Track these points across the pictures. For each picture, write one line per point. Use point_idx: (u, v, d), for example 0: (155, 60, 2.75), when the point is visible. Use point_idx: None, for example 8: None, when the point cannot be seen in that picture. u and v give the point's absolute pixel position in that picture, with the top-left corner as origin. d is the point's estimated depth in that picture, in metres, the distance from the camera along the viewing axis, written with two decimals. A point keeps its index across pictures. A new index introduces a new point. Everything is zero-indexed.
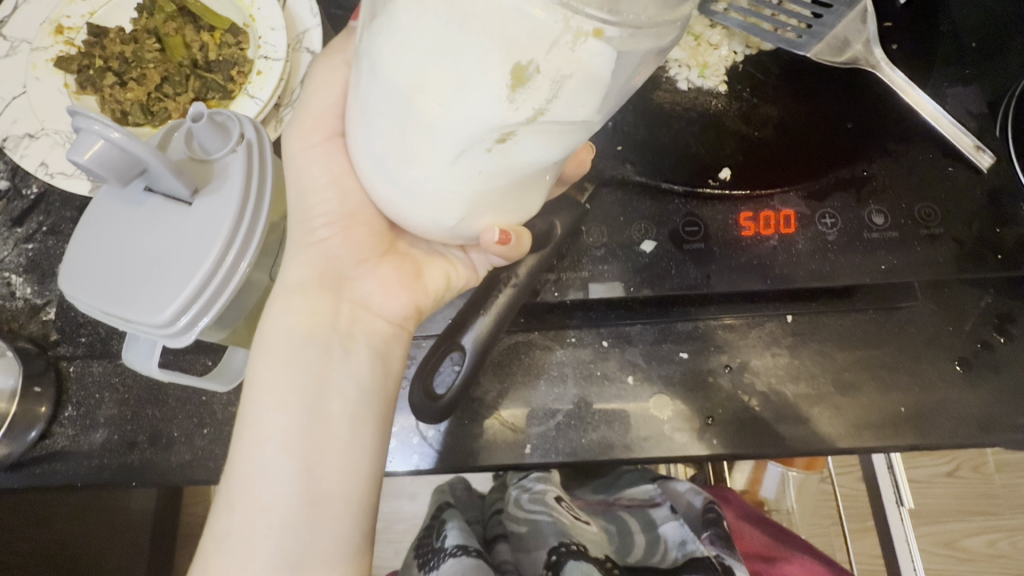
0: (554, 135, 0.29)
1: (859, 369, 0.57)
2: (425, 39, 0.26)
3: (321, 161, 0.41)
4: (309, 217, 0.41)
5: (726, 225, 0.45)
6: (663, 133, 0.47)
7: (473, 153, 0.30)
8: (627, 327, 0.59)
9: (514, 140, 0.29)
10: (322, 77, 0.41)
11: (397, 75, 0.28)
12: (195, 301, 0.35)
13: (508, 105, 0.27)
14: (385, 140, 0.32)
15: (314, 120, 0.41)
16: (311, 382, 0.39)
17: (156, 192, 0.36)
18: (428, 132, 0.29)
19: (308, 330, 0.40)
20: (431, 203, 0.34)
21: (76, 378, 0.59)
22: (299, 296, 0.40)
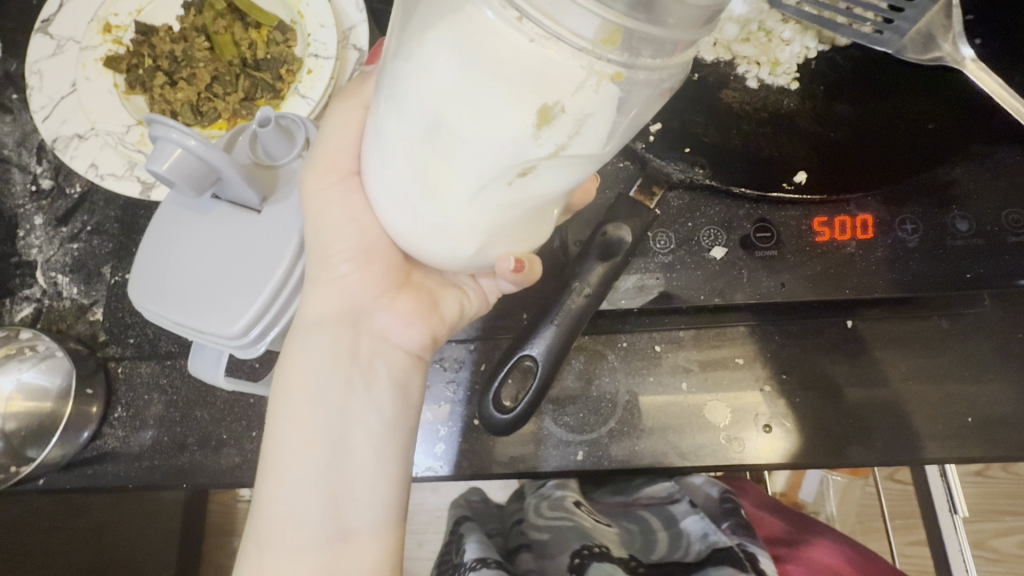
0: (572, 168, 0.28)
1: (923, 375, 0.55)
2: (445, 78, 0.25)
3: (343, 204, 0.34)
4: (323, 252, 0.35)
5: (800, 230, 0.44)
6: (734, 134, 0.45)
7: (491, 188, 0.28)
8: (679, 331, 0.57)
9: (532, 173, 0.28)
10: (335, 119, 0.35)
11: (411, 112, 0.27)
12: (265, 312, 0.35)
13: (532, 141, 0.25)
14: (397, 174, 0.30)
15: (325, 155, 0.35)
16: (333, 418, 0.35)
17: (223, 200, 0.35)
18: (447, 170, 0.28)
19: (327, 366, 0.36)
20: (444, 238, 0.32)
21: (126, 379, 0.59)
22: (317, 331, 0.36)
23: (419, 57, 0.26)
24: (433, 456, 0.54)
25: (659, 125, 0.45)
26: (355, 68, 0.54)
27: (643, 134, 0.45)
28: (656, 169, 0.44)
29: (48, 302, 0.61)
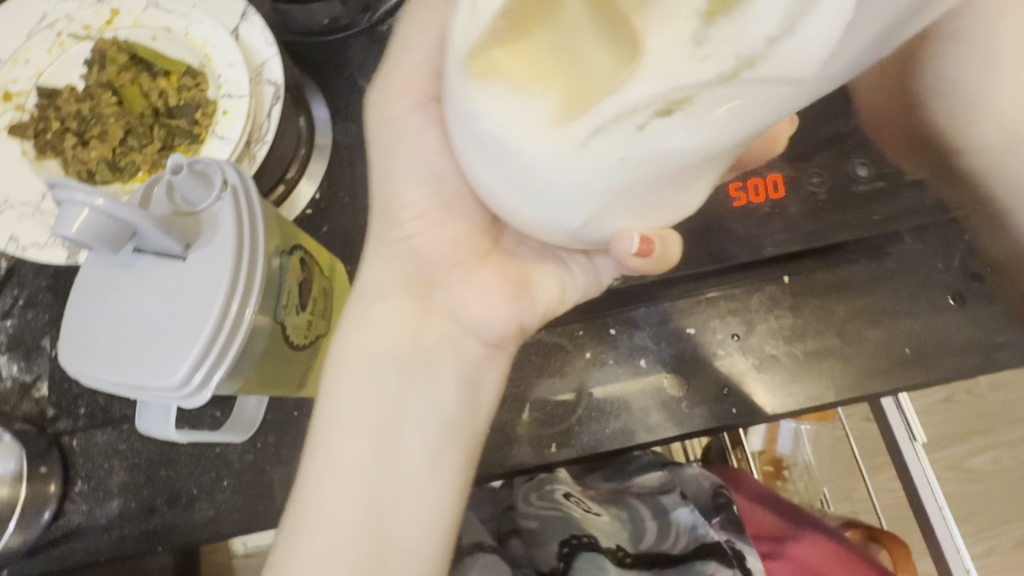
0: (751, 110, 0.23)
1: (860, 317, 0.58)
2: None
3: (410, 142, 0.41)
4: (396, 209, 0.43)
5: (719, 199, 0.46)
6: None
7: (620, 128, 0.24)
8: (631, 311, 0.59)
9: (687, 111, 0.23)
10: (412, 39, 0.41)
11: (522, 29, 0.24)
12: (204, 358, 0.34)
13: (695, 52, 0.21)
14: (489, 107, 0.26)
15: (408, 92, 0.41)
16: (390, 407, 0.41)
17: (147, 251, 0.35)
18: (560, 102, 0.25)
19: (393, 349, 0.42)
20: (546, 199, 0.28)
21: (82, 451, 0.57)
22: (383, 303, 0.43)
23: None
24: None
25: None
26: (273, 101, 0.53)
27: None
28: None
29: None
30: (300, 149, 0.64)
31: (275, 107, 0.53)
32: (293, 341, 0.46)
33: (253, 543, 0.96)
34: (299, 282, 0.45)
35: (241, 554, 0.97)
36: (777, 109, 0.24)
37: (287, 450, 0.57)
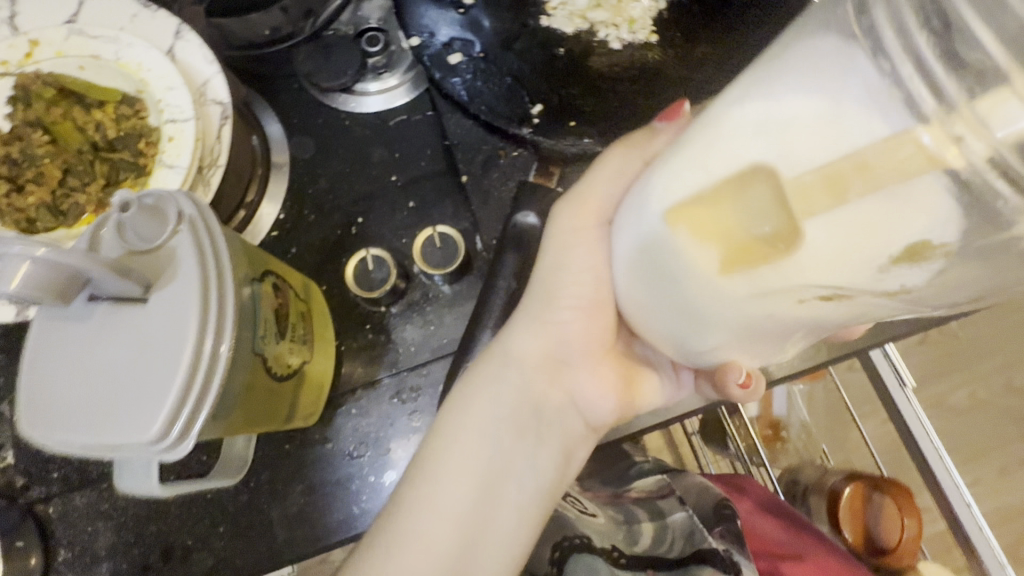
0: (855, 296, 0.28)
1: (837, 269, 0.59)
2: (749, 168, 0.25)
3: (587, 249, 0.39)
4: (554, 292, 0.40)
5: None
6: (612, 98, 0.46)
7: (771, 295, 0.28)
8: None
9: (807, 300, 0.28)
10: (613, 160, 0.38)
11: (702, 182, 0.26)
12: (181, 407, 0.32)
13: (836, 268, 0.25)
14: (660, 244, 0.29)
15: (594, 207, 0.39)
16: (499, 461, 0.39)
17: (103, 298, 0.32)
18: (721, 262, 0.27)
19: (513, 411, 0.40)
20: (681, 322, 0.32)
21: (60, 518, 0.53)
22: (518, 368, 0.41)
23: (725, 148, 0.26)
24: None
25: (541, 106, 0.46)
26: (222, 122, 0.51)
27: (528, 118, 0.45)
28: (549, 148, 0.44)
29: None
30: (257, 169, 0.61)
31: (225, 128, 0.51)
32: (275, 371, 0.44)
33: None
34: (273, 309, 0.43)
35: None
36: (875, 304, 0.29)
37: (283, 485, 0.55)
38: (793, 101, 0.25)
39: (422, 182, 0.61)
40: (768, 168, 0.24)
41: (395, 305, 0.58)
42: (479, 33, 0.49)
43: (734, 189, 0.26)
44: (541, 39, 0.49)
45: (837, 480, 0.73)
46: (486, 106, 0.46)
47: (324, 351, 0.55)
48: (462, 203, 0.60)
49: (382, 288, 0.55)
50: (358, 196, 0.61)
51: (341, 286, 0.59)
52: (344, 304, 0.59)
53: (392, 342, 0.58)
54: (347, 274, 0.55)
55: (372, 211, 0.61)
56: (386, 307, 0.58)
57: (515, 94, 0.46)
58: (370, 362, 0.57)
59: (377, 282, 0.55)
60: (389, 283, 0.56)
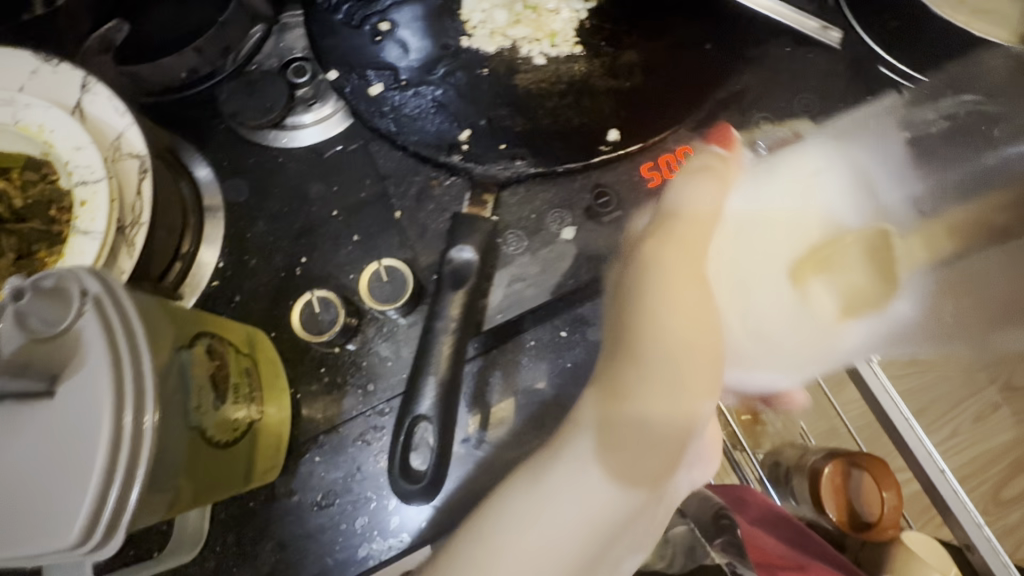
0: (866, 351, 0.39)
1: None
2: (843, 251, 0.35)
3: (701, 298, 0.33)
4: (692, 349, 0.32)
5: (634, 183, 0.46)
6: (542, 115, 0.45)
7: (847, 344, 0.36)
8: None
9: (856, 351, 0.38)
10: (691, 187, 0.36)
11: (813, 243, 0.35)
12: (104, 502, 0.29)
13: (888, 325, 0.37)
14: (781, 294, 0.34)
15: (700, 236, 0.34)
16: (599, 556, 0.32)
17: (5, 397, 0.30)
18: (838, 313, 0.35)
19: (634, 503, 0.32)
20: (783, 372, 0.36)
21: None
22: (641, 449, 0.32)
23: (808, 233, 0.35)
24: (386, 533, 0.52)
25: (469, 131, 0.44)
26: (141, 176, 0.49)
27: (458, 146, 0.44)
28: (481, 174, 0.43)
29: None
30: (189, 218, 0.58)
31: (144, 183, 0.48)
32: (217, 440, 0.41)
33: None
34: (208, 376, 0.40)
35: None
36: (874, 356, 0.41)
37: (251, 543, 0.53)
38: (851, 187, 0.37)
39: (364, 213, 0.59)
40: (872, 233, 0.35)
41: (350, 343, 0.56)
42: (400, 61, 0.47)
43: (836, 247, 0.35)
44: (465, 59, 0.47)
45: (816, 458, 0.70)
46: (413, 136, 0.44)
47: (280, 401, 0.52)
48: (408, 230, 0.58)
49: (332, 330, 0.53)
50: (300, 234, 0.59)
51: (290, 330, 0.57)
52: (296, 349, 0.56)
53: (349, 384, 0.55)
54: (295, 321, 0.54)
55: (318, 248, 0.59)
56: (339, 347, 0.56)
57: (442, 120, 0.45)
58: (328, 406, 0.55)
59: (327, 325, 0.54)
60: (339, 323, 0.54)
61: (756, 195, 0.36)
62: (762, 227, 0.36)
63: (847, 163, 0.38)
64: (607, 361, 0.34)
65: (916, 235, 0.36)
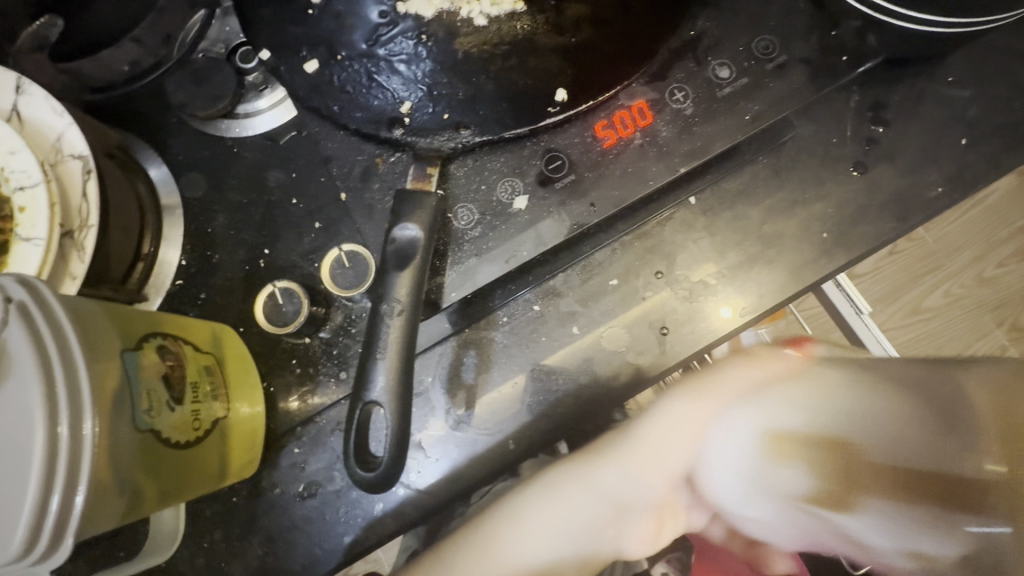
0: (900, 555, 0.36)
1: (770, 195, 0.53)
2: (796, 454, 0.40)
3: (687, 435, 0.48)
4: (665, 459, 0.49)
5: (587, 144, 0.51)
6: (484, 83, 0.43)
7: (842, 524, 0.38)
8: (551, 280, 0.53)
9: (858, 526, 0.37)
10: (738, 367, 0.48)
11: (812, 427, 0.40)
12: (43, 512, 0.29)
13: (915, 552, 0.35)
14: (738, 445, 0.44)
15: (701, 395, 0.48)
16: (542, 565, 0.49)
17: None
18: (801, 484, 0.40)
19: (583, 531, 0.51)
20: (738, 497, 0.45)
21: None
22: (591, 500, 0.50)
23: (796, 408, 0.42)
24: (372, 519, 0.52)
25: (408, 104, 0.44)
26: (84, 178, 0.47)
27: (398, 120, 0.44)
28: (422, 149, 0.44)
29: None
30: (146, 217, 0.57)
31: (88, 185, 0.47)
32: (177, 438, 0.41)
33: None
34: (157, 377, 0.39)
35: None
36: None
37: (240, 538, 0.53)
38: (891, 408, 0.38)
39: (325, 197, 0.58)
40: (851, 442, 0.39)
41: (321, 332, 0.55)
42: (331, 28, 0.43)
43: (821, 445, 0.40)
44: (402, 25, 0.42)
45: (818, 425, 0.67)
46: None
47: (252, 398, 0.51)
48: (369, 212, 0.56)
49: (295, 321, 0.53)
50: (263, 226, 0.58)
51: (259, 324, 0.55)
52: (265, 343, 0.55)
53: (323, 374, 0.54)
54: (257, 312, 0.54)
55: (281, 239, 0.57)
56: (309, 337, 0.55)
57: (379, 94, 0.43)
58: (303, 396, 0.54)
59: (292, 317, 0.53)
60: (304, 314, 0.54)
61: (795, 396, 0.42)
62: (767, 397, 0.44)
63: (924, 407, 0.37)
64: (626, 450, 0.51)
65: (889, 493, 0.36)
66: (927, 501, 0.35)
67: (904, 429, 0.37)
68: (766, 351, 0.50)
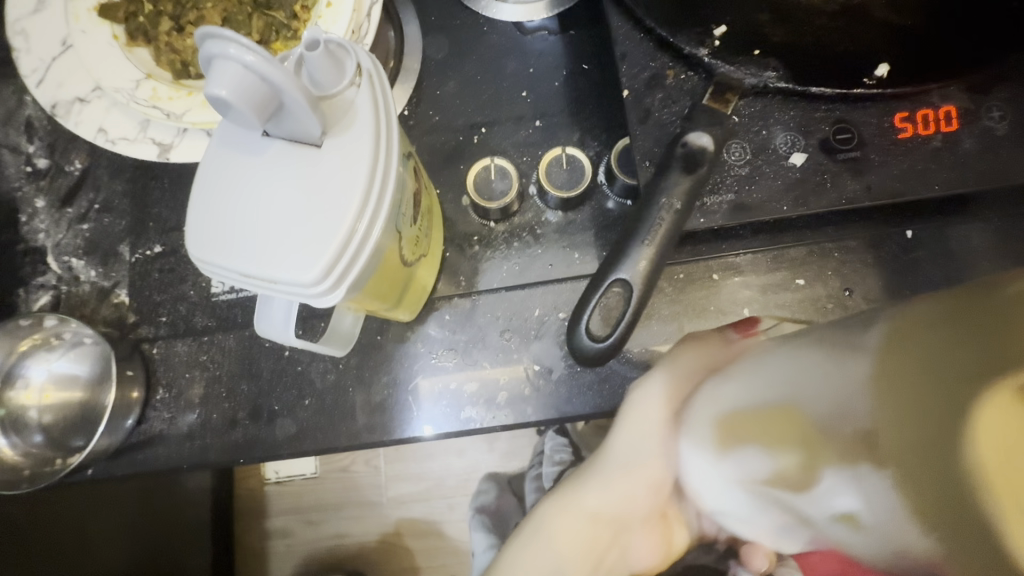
0: (848, 520, 0.29)
1: (987, 261, 0.52)
2: (751, 431, 0.33)
3: (657, 444, 0.44)
4: (635, 476, 0.46)
5: (881, 128, 0.42)
6: (836, 27, 0.41)
7: (838, 525, 0.29)
8: (736, 256, 0.53)
9: (858, 526, 0.28)
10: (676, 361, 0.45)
11: (770, 403, 0.33)
12: (343, 250, 0.32)
13: (858, 528, 0.28)
14: (740, 463, 0.34)
15: (657, 408, 0.44)
16: None
17: (277, 137, 0.32)
18: (784, 467, 0.31)
19: (580, 554, 0.48)
20: (714, 481, 0.37)
21: (163, 360, 0.57)
22: (586, 526, 0.48)
23: (754, 383, 0.36)
24: (493, 404, 0.55)
25: None
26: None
27: (708, 39, 0.42)
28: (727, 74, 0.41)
29: (65, 289, 0.58)
30: (389, 63, 0.60)
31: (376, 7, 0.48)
32: (403, 255, 0.44)
33: (285, 472, 1.05)
34: (412, 193, 0.42)
35: (274, 483, 1.06)
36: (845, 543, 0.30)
37: (369, 373, 0.56)
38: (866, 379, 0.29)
39: (553, 104, 0.59)
40: (792, 409, 0.31)
41: (507, 223, 0.57)
42: None
43: (775, 419, 0.32)
44: None
45: None
46: (661, 17, 0.43)
47: (431, 264, 0.54)
48: (593, 131, 0.58)
49: (501, 200, 0.55)
50: (483, 108, 0.59)
51: (455, 193, 0.58)
52: (453, 213, 0.58)
53: (497, 260, 0.57)
54: (468, 179, 0.56)
55: (497, 124, 0.59)
56: (494, 224, 0.57)
57: (697, 9, 0.43)
58: (470, 274, 0.57)
59: (497, 194, 0.55)
60: (507, 196, 0.55)
61: (754, 380, 0.35)
62: (743, 376, 0.37)
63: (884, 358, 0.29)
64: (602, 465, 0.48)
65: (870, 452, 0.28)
66: (945, 518, 0.24)
67: (839, 388, 0.30)
68: (712, 335, 0.47)
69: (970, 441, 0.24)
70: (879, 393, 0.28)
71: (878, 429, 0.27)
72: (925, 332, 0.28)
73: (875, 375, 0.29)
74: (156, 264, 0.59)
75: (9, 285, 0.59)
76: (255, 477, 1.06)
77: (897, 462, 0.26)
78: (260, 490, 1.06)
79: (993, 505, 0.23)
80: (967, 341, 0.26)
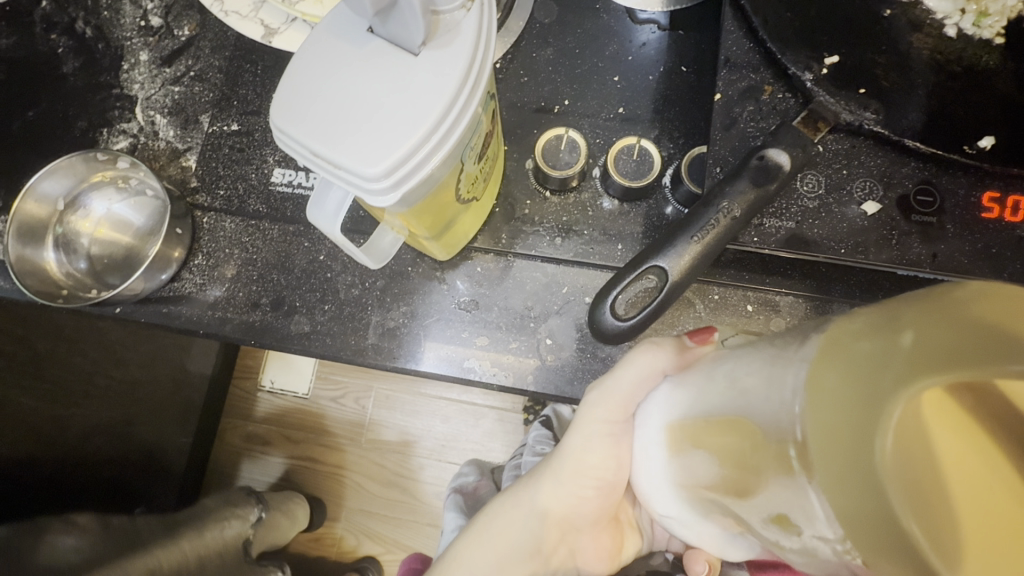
0: (786, 520, 0.28)
1: None
2: (704, 429, 0.32)
3: (610, 439, 0.47)
4: (584, 473, 0.50)
5: (966, 203, 0.41)
6: (955, 81, 0.40)
7: (781, 526, 0.29)
8: (774, 294, 0.52)
9: (796, 531, 0.27)
10: (633, 358, 0.44)
11: (724, 409, 0.31)
12: (409, 156, 0.33)
13: (790, 530, 0.28)
14: (695, 458, 0.34)
15: (616, 405, 0.45)
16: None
17: (380, 36, 0.33)
18: (733, 471, 0.30)
19: (531, 546, 0.51)
20: (663, 483, 0.37)
21: (209, 230, 0.60)
22: (540, 519, 0.51)
23: (720, 381, 0.33)
24: (496, 362, 0.55)
25: None
26: None
27: (816, 65, 0.41)
28: (823, 104, 0.40)
29: (143, 140, 0.62)
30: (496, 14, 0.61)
31: None
32: (458, 187, 0.44)
33: (279, 383, 1.09)
34: (486, 132, 0.43)
35: (267, 391, 1.09)
36: (792, 538, 0.29)
37: (390, 299, 0.58)
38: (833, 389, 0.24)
39: (639, 97, 0.59)
40: (751, 420, 0.28)
41: (561, 195, 0.57)
42: None
43: (721, 425, 0.31)
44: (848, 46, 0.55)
45: None
46: (775, 31, 0.42)
47: (479, 212, 0.55)
48: (669, 132, 0.58)
49: (564, 170, 0.55)
50: (572, 83, 0.60)
51: (520, 155, 0.59)
52: (513, 174, 0.58)
53: (540, 229, 0.57)
54: (538, 143, 0.56)
55: (579, 101, 0.59)
56: (549, 194, 0.57)
57: (816, 32, 0.42)
58: (513, 235, 0.57)
59: (561, 166, 0.56)
60: (571, 168, 0.56)
61: (723, 376, 0.33)
62: (717, 367, 0.35)
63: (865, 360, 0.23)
64: (555, 462, 0.51)
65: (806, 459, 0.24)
66: (860, 539, 0.22)
67: (781, 391, 0.27)
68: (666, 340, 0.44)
69: (882, 432, 0.21)
70: (813, 406, 0.24)
71: (808, 441, 0.24)
72: (854, 336, 0.25)
73: (812, 383, 0.25)
74: (229, 140, 0.61)
75: (96, 123, 0.63)
76: (252, 380, 1.10)
77: (820, 478, 0.23)
78: (251, 393, 1.10)
79: (906, 514, 0.20)
80: (893, 340, 0.23)
